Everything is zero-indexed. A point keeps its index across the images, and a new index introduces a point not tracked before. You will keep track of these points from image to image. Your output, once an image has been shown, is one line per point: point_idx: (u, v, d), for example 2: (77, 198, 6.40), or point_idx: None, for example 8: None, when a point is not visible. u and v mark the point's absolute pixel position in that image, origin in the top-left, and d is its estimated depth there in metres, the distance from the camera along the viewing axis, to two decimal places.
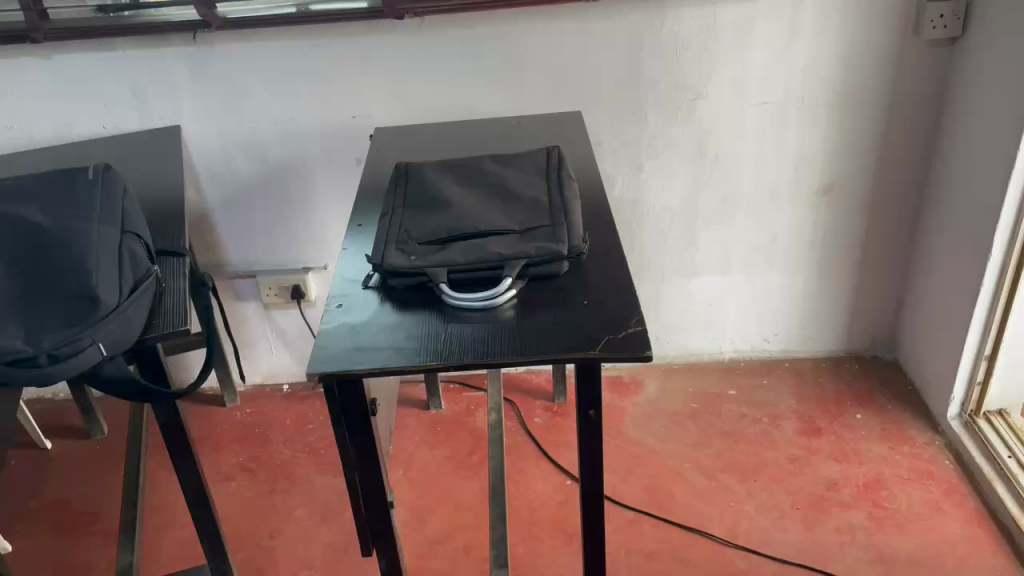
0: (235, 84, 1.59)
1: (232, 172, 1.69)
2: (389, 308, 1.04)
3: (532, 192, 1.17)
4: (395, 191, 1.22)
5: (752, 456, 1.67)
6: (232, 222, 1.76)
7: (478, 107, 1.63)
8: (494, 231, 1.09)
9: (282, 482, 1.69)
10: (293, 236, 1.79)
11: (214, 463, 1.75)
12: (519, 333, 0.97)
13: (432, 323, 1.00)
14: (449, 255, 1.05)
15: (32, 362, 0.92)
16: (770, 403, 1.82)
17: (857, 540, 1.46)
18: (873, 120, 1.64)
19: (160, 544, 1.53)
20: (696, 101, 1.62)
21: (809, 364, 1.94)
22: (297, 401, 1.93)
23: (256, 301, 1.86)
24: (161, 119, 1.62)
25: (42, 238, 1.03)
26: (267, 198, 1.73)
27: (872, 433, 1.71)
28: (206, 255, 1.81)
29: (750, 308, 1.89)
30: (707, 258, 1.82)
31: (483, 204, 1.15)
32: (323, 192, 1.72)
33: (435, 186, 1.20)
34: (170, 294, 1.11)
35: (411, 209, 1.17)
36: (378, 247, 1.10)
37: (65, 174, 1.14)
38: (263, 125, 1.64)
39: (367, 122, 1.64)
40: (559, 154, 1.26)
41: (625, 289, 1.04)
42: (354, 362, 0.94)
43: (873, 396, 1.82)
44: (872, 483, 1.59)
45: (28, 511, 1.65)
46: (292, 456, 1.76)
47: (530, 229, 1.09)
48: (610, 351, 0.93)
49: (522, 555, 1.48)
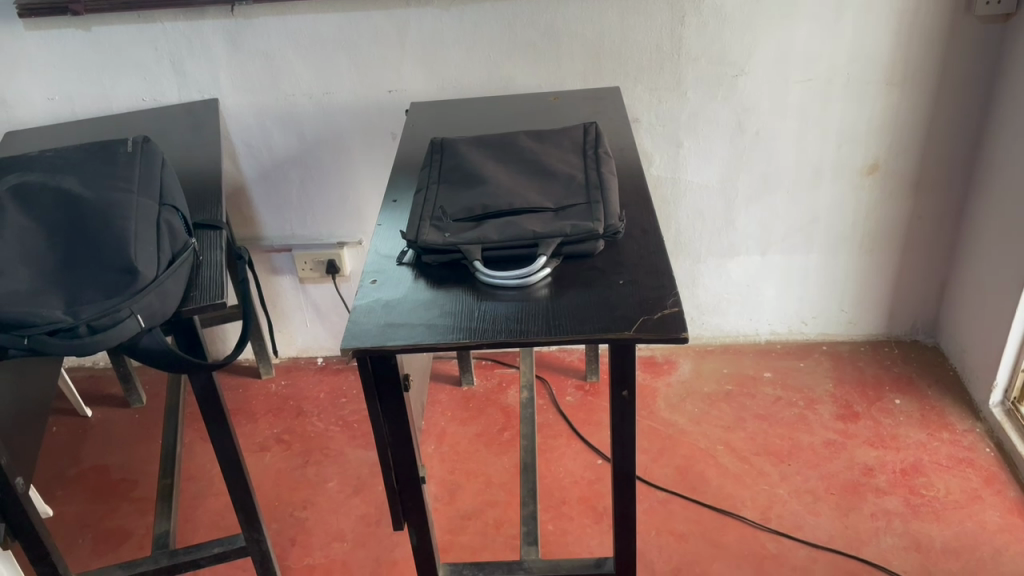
0: (273, 58, 1.59)
1: (268, 145, 1.70)
2: (423, 284, 1.04)
3: (568, 169, 1.16)
4: (430, 166, 1.21)
5: (787, 440, 1.65)
6: (269, 196, 1.77)
7: (515, 82, 1.61)
8: (529, 208, 1.08)
9: (316, 453, 1.71)
10: (328, 210, 1.79)
11: (249, 434, 1.77)
12: (553, 312, 0.96)
13: (465, 300, 1.00)
14: (484, 232, 1.05)
15: (72, 332, 0.94)
16: (807, 387, 1.78)
17: (893, 526, 1.45)
18: (921, 99, 1.60)
19: (197, 513, 1.56)
20: (738, 78, 1.59)
21: (847, 347, 1.90)
22: (331, 374, 1.94)
23: (292, 275, 1.87)
24: (199, 92, 1.63)
25: (82, 210, 1.04)
26: (304, 172, 1.73)
27: (911, 418, 1.68)
28: (243, 228, 1.82)
29: (789, 289, 1.86)
30: (746, 239, 1.79)
31: (519, 180, 1.14)
32: (358, 166, 1.72)
33: (470, 162, 1.19)
34: (208, 267, 1.11)
35: (446, 185, 1.16)
36: (413, 223, 1.10)
37: (105, 146, 1.15)
38: (300, 99, 1.64)
39: (404, 97, 1.63)
40: (596, 130, 1.24)
41: (662, 269, 1.02)
42: (387, 338, 0.94)
43: (913, 381, 1.78)
44: (909, 470, 1.56)
45: (69, 477, 1.69)
46: (326, 429, 1.77)
47: (565, 207, 1.09)
48: (644, 331, 0.92)
49: (552, 532, 1.48)
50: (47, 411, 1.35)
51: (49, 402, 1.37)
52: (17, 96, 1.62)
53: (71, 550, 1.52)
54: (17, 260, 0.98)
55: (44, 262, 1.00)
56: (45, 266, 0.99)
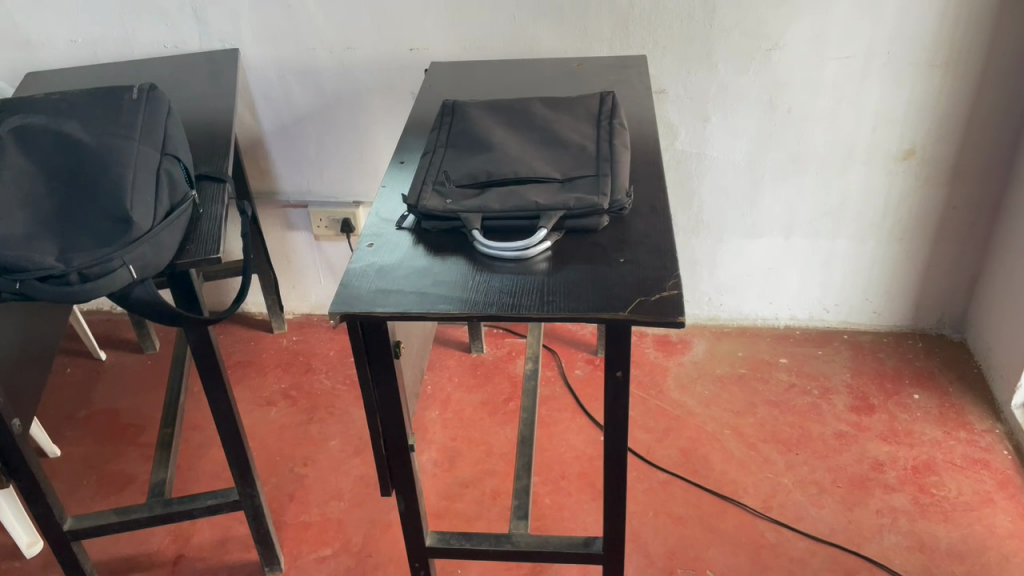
0: (293, 9, 1.56)
1: (287, 99, 1.68)
2: (420, 251, 1.01)
3: (579, 139, 1.12)
4: (439, 127, 1.17)
5: (797, 429, 1.61)
6: (287, 150, 1.75)
7: (539, 47, 1.57)
8: (535, 178, 1.06)
9: (320, 411, 1.70)
10: (345, 168, 1.76)
11: (257, 387, 1.77)
12: (548, 288, 0.94)
13: (461, 270, 0.97)
14: (486, 201, 1.02)
15: (63, 279, 0.93)
16: (822, 375, 1.73)
17: (898, 524, 1.41)
18: (964, 83, 1.52)
19: (198, 462, 1.58)
20: (771, 52, 1.53)
21: (869, 337, 1.84)
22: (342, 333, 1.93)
23: (307, 232, 1.85)
24: (221, 41, 1.61)
25: (82, 155, 1.03)
26: (322, 127, 1.71)
27: (928, 415, 1.62)
28: (260, 181, 1.80)
29: (813, 274, 1.80)
30: (770, 220, 1.74)
31: (527, 148, 1.11)
32: (377, 125, 1.69)
33: (479, 125, 1.15)
34: (207, 220, 1.09)
35: (452, 148, 1.13)
36: (415, 187, 1.07)
37: (111, 91, 1.13)
38: (320, 53, 1.61)
39: (426, 56, 1.60)
40: (613, 99, 1.19)
41: (666, 249, 0.98)
42: (377, 303, 0.92)
43: (934, 376, 1.72)
44: (920, 467, 1.52)
45: (79, 419, 1.71)
46: (333, 387, 1.77)
47: (572, 179, 1.06)
48: (640, 313, 0.89)
49: (549, 506, 1.47)
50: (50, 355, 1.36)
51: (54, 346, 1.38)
52: (40, 36, 1.61)
53: (74, 490, 1.55)
54: (15, 203, 0.98)
55: (41, 206, 0.99)
56: (42, 211, 0.99)
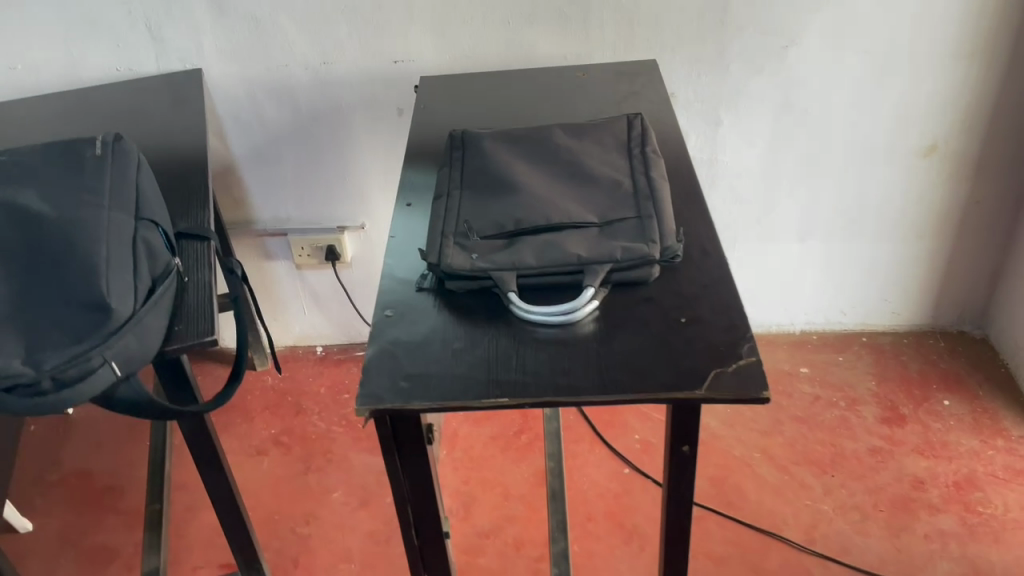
0: (261, 22, 1.40)
1: (259, 120, 1.52)
2: (449, 317, 0.89)
3: (612, 172, 1.00)
4: (450, 164, 1.04)
5: (829, 447, 1.52)
6: (261, 175, 1.59)
7: (536, 54, 1.43)
8: (570, 225, 0.93)
9: (317, 459, 1.57)
10: (327, 191, 1.61)
11: (245, 435, 1.63)
12: (605, 359, 0.82)
13: (499, 341, 0.85)
14: (519, 256, 0.90)
15: (34, 387, 0.78)
16: (847, 383, 1.65)
17: (948, 550, 1.34)
18: (992, 73, 1.43)
19: (189, 528, 1.44)
20: (788, 49, 1.41)
21: (889, 338, 1.76)
22: (331, 365, 1.79)
23: (287, 261, 1.70)
24: (180, 61, 1.45)
25: (43, 229, 0.88)
26: (299, 149, 1.55)
27: (962, 423, 1.55)
28: (232, 210, 1.64)
29: (830, 277, 1.71)
30: (785, 224, 1.64)
31: (555, 186, 0.99)
32: (360, 143, 1.54)
33: (497, 160, 1.02)
34: (193, 291, 0.95)
35: (470, 190, 1.00)
36: (434, 240, 0.94)
37: (70, 147, 0.97)
38: (293, 69, 1.45)
39: (412, 69, 1.45)
40: (641, 122, 1.07)
41: (730, 303, 0.87)
42: (412, 393, 0.79)
43: (962, 378, 1.64)
44: (962, 483, 1.44)
45: (50, 484, 1.56)
46: (327, 430, 1.63)
47: (612, 223, 0.93)
48: (717, 390, 0.77)
49: (578, 554, 1.37)
50: (2, 453, 1.20)
51: (10, 436, 1.22)
52: None
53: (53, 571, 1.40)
54: None
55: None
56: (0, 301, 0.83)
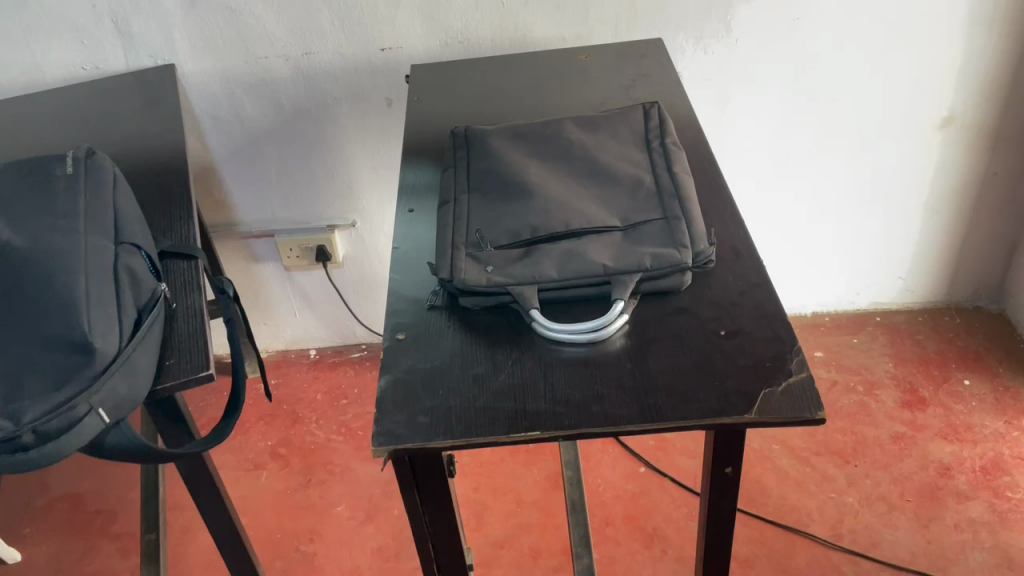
0: (236, 13, 1.30)
1: (239, 117, 1.42)
2: (466, 338, 0.81)
3: (631, 169, 0.92)
4: (455, 166, 0.96)
5: (850, 435, 1.47)
6: (244, 175, 1.50)
7: (533, 36, 1.34)
8: (592, 230, 0.86)
9: (318, 470, 1.50)
10: (314, 189, 1.52)
11: (241, 448, 1.56)
12: (642, 379, 0.75)
13: (524, 362, 0.77)
14: (539, 268, 0.83)
15: (13, 443, 0.70)
16: (863, 367, 1.60)
17: (980, 539, 1.29)
18: (1012, 40, 1.35)
19: (188, 552, 1.37)
20: (799, 22, 1.33)
21: (903, 317, 1.70)
22: (327, 369, 1.72)
23: (276, 263, 1.61)
24: (151, 57, 1.35)
25: (13, 262, 0.79)
26: (283, 146, 1.46)
27: (985, 404, 1.50)
28: (215, 213, 1.55)
29: (841, 255, 1.65)
30: (796, 205, 1.57)
31: (571, 187, 0.91)
32: (348, 137, 1.46)
33: (506, 160, 0.94)
34: (181, 318, 0.87)
35: (479, 195, 0.92)
36: (444, 253, 0.87)
37: (38, 165, 0.89)
38: (273, 61, 1.36)
39: (401, 55, 1.36)
40: (658, 111, 0.99)
41: (772, 310, 0.80)
42: (433, 427, 0.72)
43: (981, 356, 1.60)
44: (989, 468, 1.39)
45: (37, 510, 1.48)
46: (327, 439, 1.56)
47: (637, 226, 0.86)
48: (768, 413, 0.70)
49: (597, 561, 1.31)
50: None
51: None
52: None
53: None
54: None
55: None
56: None
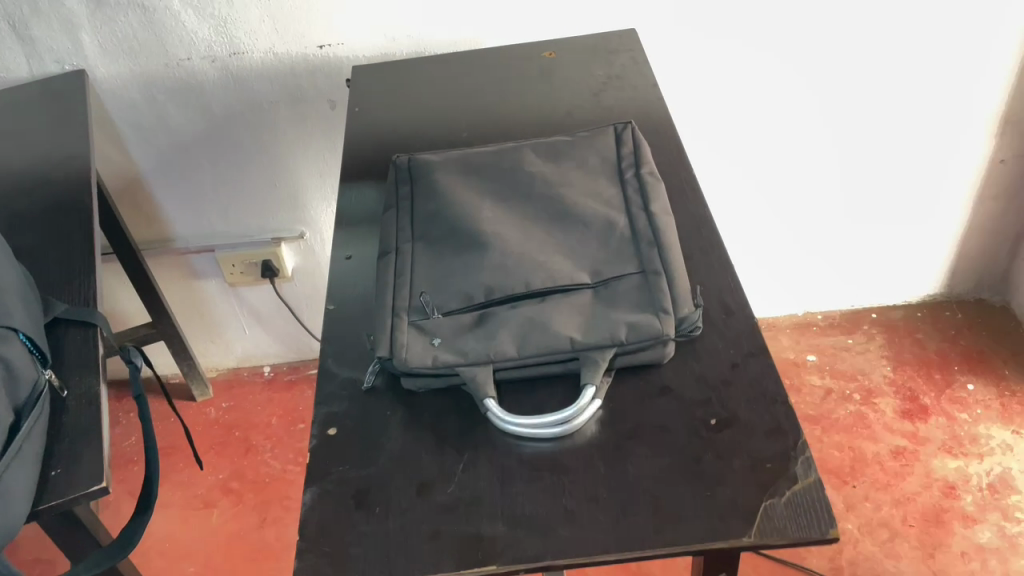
0: (150, 11, 1.13)
1: (165, 125, 1.26)
2: (409, 431, 0.68)
3: (601, 208, 0.79)
4: (395, 207, 0.82)
5: (847, 452, 1.37)
6: (176, 187, 1.34)
7: (492, 28, 1.19)
8: (556, 290, 0.73)
9: (275, 508, 1.38)
10: (256, 200, 1.37)
11: (191, 484, 1.44)
12: (618, 489, 0.62)
13: (477, 465, 0.65)
14: (495, 342, 0.69)
15: None
16: (860, 372, 1.49)
17: (990, 569, 1.19)
18: None
19: None
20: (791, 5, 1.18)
21: (901, 313, 1.60)
22: (284, 388, 1.59)
23: (219, 279, 1.47)
24: (57, 62, 1.18)
25: None
26: (217, 155, 1.31)
27: (990, 411, 1.40)
28: (146, 229, 1.40)
29: (835, 249, 1.53)
30: (786, 200, 1.44)
31: (531, 233, 0.77)
32: (289, 144, 1.30)
33: (454, 200, 0.80)
34: (74, 410, 0.73)
35: (424, 245, 0.78)
36: (382, 322, 0.73)
37: None
38: (198, 63, 1.20)
39: (343, 53, 1.20)
40: (632, 133, 0.85)
41: (770, 390, 0.67)
42: (368, 561, 0.59)
43: (985, 356, 1.49)
44: (997, 485, 1.29)
45: None
46: (284, 471, 1.44)
47: (610, 284, 0.73)
48: (769, 532, 0.58)
49: None
50: None
51: None
52: None
53: None
54: None
55: None
56: None
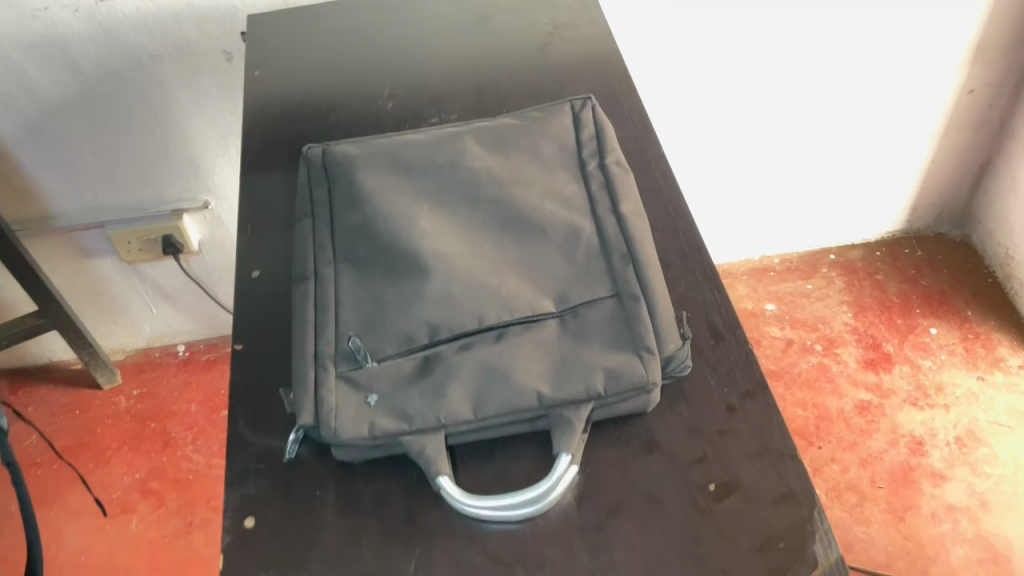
0: None
1: (27, 89, 1.05)
2: (345, 517, 0.56)
3: (562, 210, 0.65)
4: (312, 219, 0.68)
5: (811, 410, 1.31)
6: (50, 159, 1.14)
7: None
8: (515, 325, 0.60)
9: (200, 509, 1.26)
10: (148, 169, 1.18)
11: (103, 486, 1.29)
12: None
13: (431, 563, 0.53)
14: (444, 402, 0.57)
15: None
16: (819, 320, 1.42)
17: (961, 530, 1.16)
18: None
19: None
20: None
21: (860, 253, 1.53)
22: (202, 370, 1.44)
23: (113, 257, 1.29)
24: None
25: None
26: (96, 120, 1.11)
27: (954, 356, 1.35)
28: (21, 208, 1.20)
29: (793, 188, 1.43)
30: (743, 139, 1.33)
31: (478, 246, 0.64)
32: (181, 104, 1.11)
33: (381, 207, 0.65)
34: None
35: (349, 268, 0.64)
36: (304, 376, 0.60)
37: None
38: (59, 13, 0.98)
39: None
40: (592, 113, 0.71)
41: (775, 441, 0.57)
42: None
43: (946, 296, 1.43)
44: (964, 438, 1.25)
45: None
46: (207, 465, 1.31)
47: (579, 312, 0.60)
48: None
49: None
50: None
51: None
52: None
53: None
54: None
55: None
56: None
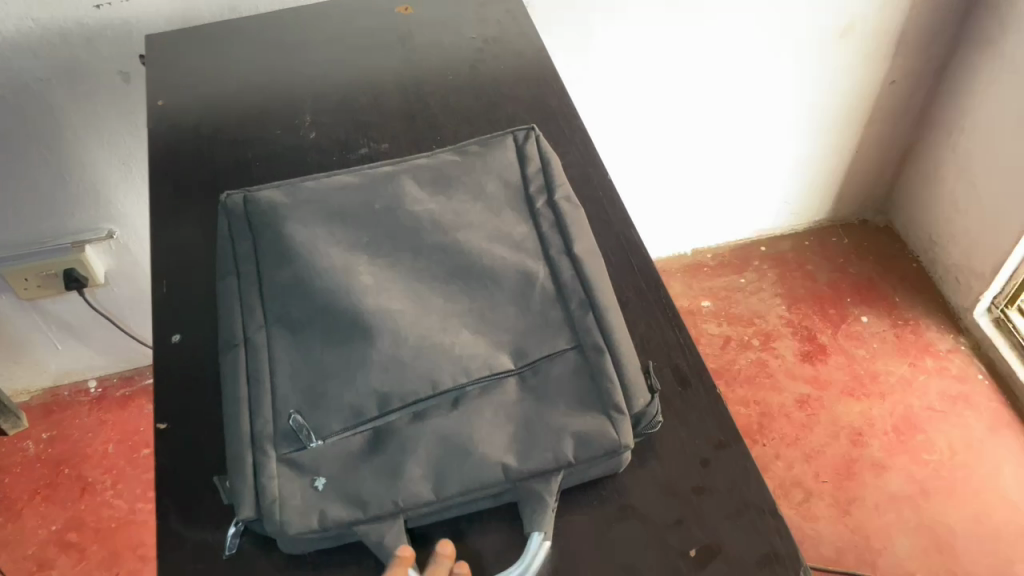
0: None
1: None
2: None
3: (513, 254, 0.61)
4: (238, 278, 0.61)
5: (753, 408, 1.31)
6: None
7: None
8: (473, 388, 0.55)
9: (126, 559, 1.17)
10: (43, 201, 1.08)
11: (15, 543, 1.19)
12: None
13: None
14: (401, 482, 0.52)
15: None
16: (754, 315, 1.42)
17: (905, 519, 1.17)
18: None
19: None
20: None
21: (789, 244, 1.53)
22: (119, 406, 1.35)
23: (9, 295, 1.18)
24: None
25: None
26: None
27: (886, 344, 1.37)
28: None
29: (723, 183, 1.42)
30: (673, 137, 1.31)
31: (425, 300, 0.59)
32: (76, 131, 1.02)
33: (315, 261, 0.60)
34: None
35: (283, 331, 0.58)
36: (242, 462, 0.54)
37: None
38: None
39: (130, 12, 0.91)
40: (535, 146, 0.67)
41: (754, 495, 0.54)
42: None
43: (874, 284, 1.45)
44: (902, 426, 1.27)
45: None
46: (131, 511, 1.22)
47: (540, 368, 0.56)
48: None
49: None
50: None
51: None
52: None
53: None
54: None
55: None
56: None
